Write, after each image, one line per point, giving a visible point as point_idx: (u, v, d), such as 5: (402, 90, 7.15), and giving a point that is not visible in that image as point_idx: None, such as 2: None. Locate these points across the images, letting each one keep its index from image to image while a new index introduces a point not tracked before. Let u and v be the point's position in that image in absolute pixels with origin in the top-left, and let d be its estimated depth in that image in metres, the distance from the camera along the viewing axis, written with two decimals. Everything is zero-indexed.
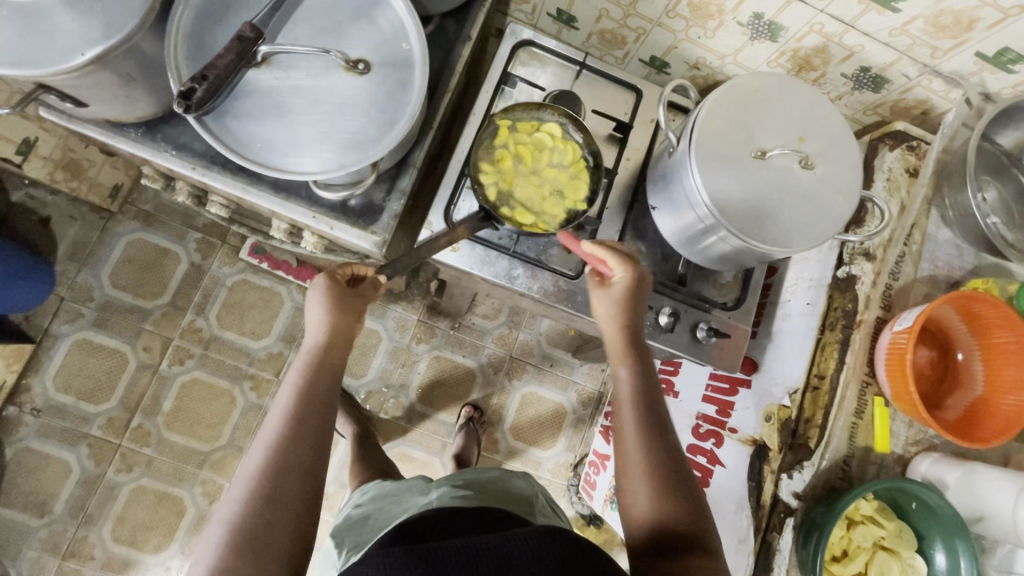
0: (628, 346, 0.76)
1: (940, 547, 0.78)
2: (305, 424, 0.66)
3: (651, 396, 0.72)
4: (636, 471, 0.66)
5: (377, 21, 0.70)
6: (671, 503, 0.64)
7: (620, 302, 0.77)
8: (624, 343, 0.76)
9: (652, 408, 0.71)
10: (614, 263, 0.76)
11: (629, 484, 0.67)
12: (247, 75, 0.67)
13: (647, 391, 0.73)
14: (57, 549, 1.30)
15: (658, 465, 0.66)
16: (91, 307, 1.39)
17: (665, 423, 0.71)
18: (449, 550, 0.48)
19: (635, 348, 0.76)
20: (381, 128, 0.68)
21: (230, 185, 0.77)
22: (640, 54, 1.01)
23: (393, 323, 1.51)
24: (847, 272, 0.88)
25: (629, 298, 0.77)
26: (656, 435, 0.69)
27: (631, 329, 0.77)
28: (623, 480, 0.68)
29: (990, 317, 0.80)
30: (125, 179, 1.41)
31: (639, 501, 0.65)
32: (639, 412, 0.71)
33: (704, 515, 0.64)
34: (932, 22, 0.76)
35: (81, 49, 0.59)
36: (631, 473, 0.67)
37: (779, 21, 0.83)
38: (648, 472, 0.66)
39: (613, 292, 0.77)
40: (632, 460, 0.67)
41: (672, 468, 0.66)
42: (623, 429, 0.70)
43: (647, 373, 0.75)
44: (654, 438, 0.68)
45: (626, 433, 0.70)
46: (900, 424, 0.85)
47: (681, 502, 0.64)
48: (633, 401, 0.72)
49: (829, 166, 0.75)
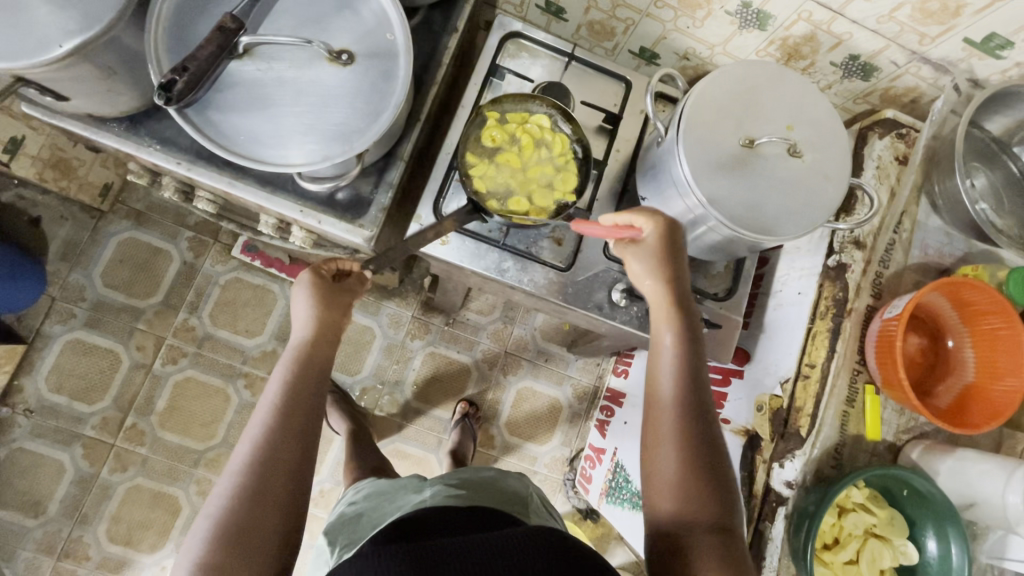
0: (676, 315, 0.75)
1: (931, 533, 0.78)
2: (294, 421, 0.65)
3: (696, 372, 0.71)
4: (667, 447, 0.66)
5: (360, 11, 0.70)
6: (702, 485, 0.64)
7: (659, 267, 0.76)
8: (671, 311, 0.75)
9: (695, 385, 0.70)
10: (644, 221, 0.76)
11: (657, 456, 0.67)
12: (230, 66, 0.66)
13: (689, 366, 0.72)
14: (52, 549, 1.30)
15: (693, 445, 0.66)
16: (83, 307, 1.38)
17: (704, 402, 0.70)
18: (437, 549, 0.48)
19: (684, 318, 0.75)
20: (366, 120, 0.68)
21: (215, 179, 0.76)
22: (630, 45, 1.01)
23: (387, 320, 1.51)
24: (837, 260, 0.88)
25: (668, 265, 0.76)
26: (695, 414, 0.68)
27: (677, 301, 0.75)
28: (652, 450, 0.68)
29: (980, 303, 0.80)
30: (115, 178, 1.41)
31: (665, 475, 0.65)
32: (679, 388, 0.70)
33: (731, 506, 0.64)
34: (920, 8, 0.75)
35: (59, 41, 0.58)
36: (662, 447, 0.67)
37: (767, 9, 0.83)
38: (683, 450, 0.66)
39: (648, 255, 0.76)
40: (667, 434, 0.67)
41: (706, 451, 0.66)
42: (659, 401, 0.70)
43: (692, 346, 0.74)
44: (692, 417, 0.68)
45: (664, 405, 0.69)
46: (891, 412, 0.85)
47: (711, 487, 0.64)
48: (675, 374, 0.71)
49: (817, 154, 0.74)
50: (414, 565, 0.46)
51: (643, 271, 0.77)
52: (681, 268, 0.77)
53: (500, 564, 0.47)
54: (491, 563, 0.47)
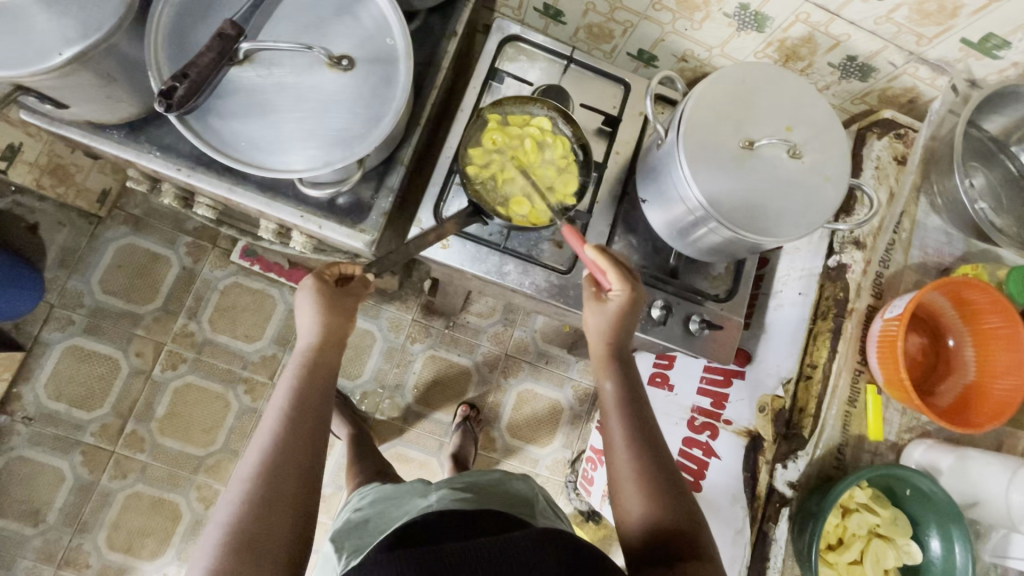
0: (613, 358, 0.76)
1: (935, 533, 0.78)
2: (301, 427, 0.66)
3: (638, 406, 0.73)
4: (628, 484, 0.67)
5: (360, 17, 0.70)
6: (663, 509, 0.64)
7: (613, 318, 0.75)
8: (608, 356, 0.76)
9: (641, 419, 0.72)
10: (614, 278, 0.73)
11: (621, 497, 0.67)
12: (230, 72, 0.66)
13: (633, 401, 0.73)
14: (52, 558, 1.29)
15: (649, 474, 0.67)
16: (81, 313, 1.38)
17: (652, 426, 0.72)
18: (447, 552, 0.48)
19: (619, 361, 0.76)
20: (366, 125, 0.68)
21: (216, 185, 0.76)
22: (628, 48, 1.01)
23: (387, 324, 1.51)
24: (837, 261, 0.88)
25: (621, 314, 0.74)
26: (646, 444, 0.69)
27: (616, 341, 0.76)
28: (615, 495, 0.68)
29: (980, 302, 0.80)
30: (113, 184, 1.41)
31: (632, 513, 0.66)
32: (628, 423, 0.71)
33: (696, 518, 0.65)
34: (917, 9, 0.76)
35: (58, 49, 0.58)
36: (623, 487, 0.67)
37: (765, 11, 0.83)
38: (639, 484, 0.66)
39: (603, 306, 0.75)
40: (623, 474, 0.68)
41: (662, 475, 0.67)
42: (612, 442, 0.71)
43: (632, 383, 0.75)
44: (645, 448, 0.69)
45: (616, 448, 0.70)
46: (893, 412, 0.85)
47: (673, 507, 0.65)
48: (621, 414, 0.72)
49: (817, 155, 0.75)
50: (424, 568, 0.46)
51: (594, 324, 0.77)
52: (635, 316, 0.76)
53: (514, 566, 0.47)
54: (505, 565, 0.47)
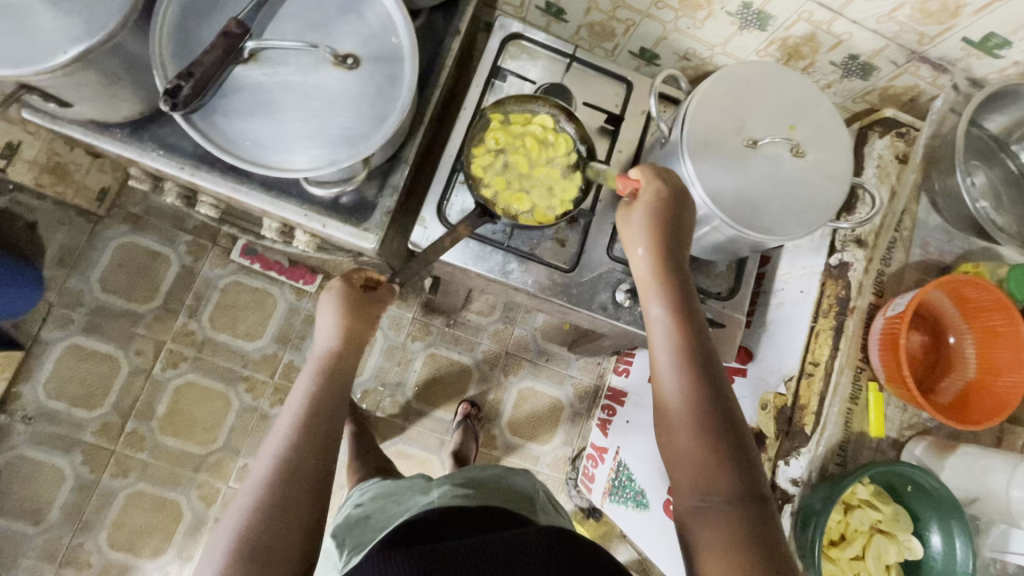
0: (663, 277, 0.70)
1: (935, 528, 0.79)
2: (314, 431, 0.66)
3: (693, 335, 0.67)
4: (675, 421, 0.63)
5: (365, 16, 0.70)
6: (710, 455, 0.61)
7: (654, 225, 0.71)
8: (659, 274, 0.71)
9: (694, 353, 0.66)
10: (639, 176, 0.73)
11: (667, 438, 0.64)
12: (235, 71, 0.66)
13: (686, 331, 0.67)
14: (53, 556, 1.29)
15: (699, 415, 0.63)
16: (81, 312, 1.37)
17: (705, 357, 0.66)
18: (449, 551, 0.48)
19: (671, 280, 0.70)
20: (371, 124, 0.68)
21: (220, 184, 0.76)
22: (630, 46, 1.01)
23: (388, 322, 1.51)
24: (839, 259, 0.89)
25: (658, 219, 0.71)
26: (698, 381, 0.65)
27: (668, 256, 0.71)
28: (661, 433, 0.65)
29: (981, 300, 0.81)
30: (112, 182, 1.40)
31: (678, 458, 0.62)
32: (678, 358, 0.66)
33: (750, 466, 0.61)
34: (919, 8, 0.76)
35: (63, 48, 0.58)
36: (670, 427, 0.64)
37: (768, 10, 0.83)
38: (686, 426, 0.62)
39: (642, 208, 0.72)
40: (670, 413, 0.64)
41: (713, 414, 0.63)
42: (659, 374, 0.67)
43: (686, 305, 0.69)
44: (694, 386, 0.64)
45: (664, 381, 0.66)
46: (894, 409, 0.86)
47: (723, 454, 0.61)
48: (670, 344, 0.67)
49: (820, 154, 0.75)
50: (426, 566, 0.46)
51: (639, 235, 0.72)
52: (683, 220, 0.72)
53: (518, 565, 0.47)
54: (509, 562, 0.47)
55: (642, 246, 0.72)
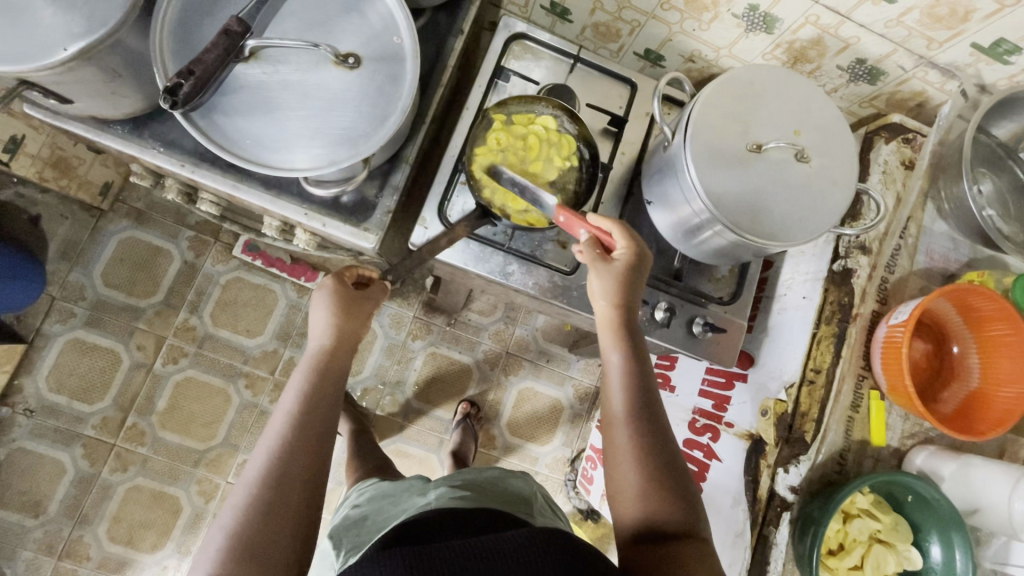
0: (622, 329, 0.75)
1: (936, 539, 0.78)
2: (309, 429, 0.66)
3: (643, 387, 0.72)
4: (626, 463, 0.67)
5: (367, 15, 0.69)
6: (657, 495, 0.64)
7: (614, 280, 0.74)
8: (619, 327, 0.75)
9: (645, 404, 0.71)
10: (618, 236, 0.74)
11: (617, 481, 0.67)
12: (235, 69, 0.66)
13: (639, 383, 0.72)
14: (52, 549, 1.30)
15: (645, 458, 0.67)
16: (83, 306, 1.37)
17: (654, 409, 0.71)
18: (443, 550, 0.48)
19: (630, 332, 0.75)
20: (372, 124, 0.68)
21: (220, 181, 0.76)
22: (635, 47, 1.00)
23: (389, 320, 1.50)
24: (843, 265, 0.88)
25: (626, 275, 0.74)
26: (649, 429, 0.69)
27: (627, 309, 0.75)
28: (612, 477, 0.68)
29: (986, 310, 0.80)
30: (115, 176, 1.40)
31: (628, 501, 0.65)
32: (630, 409, 0.70)
33: (694, 504, 0.64)
34: (928, 13, 0.75)
35: (64, 44, 0.58)
36: (618, 471, 0.67)
37: (775, 12, 0.82)
38: (636, 468, 0.66)
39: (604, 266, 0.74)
40: (621, 459, 0.68)
41: (661, 460, 0.67)
42: (614, 420, 0.71)
43: (640, 358, 0.74)
44: (646, 434, 0.68)
45: (616, 430, 0.70)
46: (895, 418, 0.85)
47: (670, 493, 0.64)
48: (625, 394, 0.71)
49: (824, 159, 0.74)
50: (419, 566, 0.46)
51: (600, 289, 0.75)
52: (641, 279, 0.76)
53: (509, 566, 0.46)
54: (502, 561, 0.47)
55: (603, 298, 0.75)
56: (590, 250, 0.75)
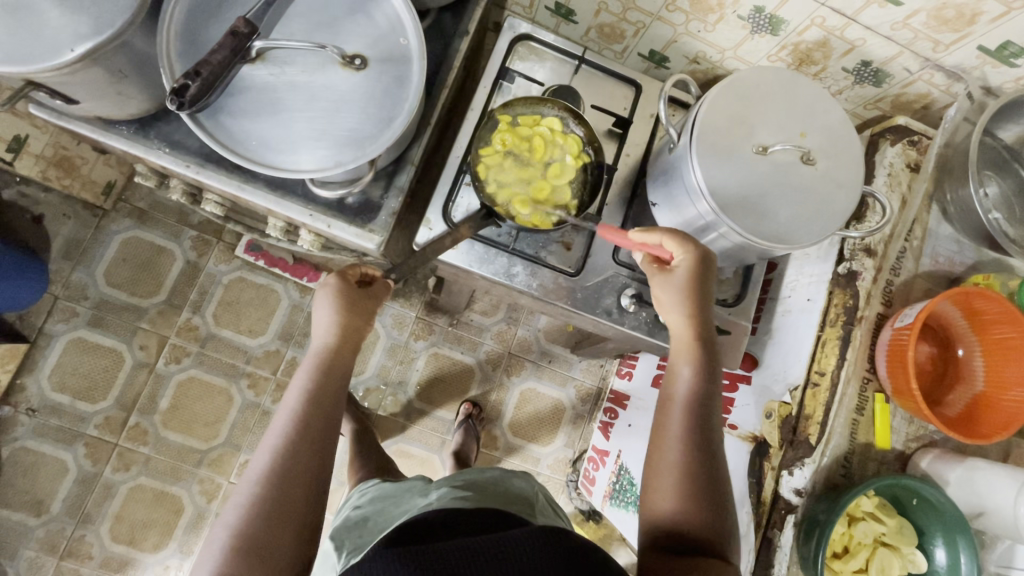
0: (697, 344, 0.75)
1: (940, 542, 0.78)
2: (311, 429, 0.66)
3: (706, 402, 0.72)
4: (670, 471, 0.68)
5: (374, 16, 0.69)
6: (693, 504, 0.65)
7: (689, 293, 0.74)
8: (693, 342, 0.75)
9: (702, 418, 0.71)
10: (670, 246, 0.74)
11: (656, 480, 0.68)
12: (242, 70, 0.66)
13: (702, 400, 0.72)
14: (55, 548, 1.30)
15: (695, 472, 0.67)
16: (85, 305, 1.37)
17: (712, 429, 0.71)
18: (446, 549, 0.47)
19: (702, 348, 0.75)
20: (378, 125, 0.67)
21: (225, 182, 0.76)
22: (639, 48, 1.00)
23: (391, 320, 1.50)
24: (847, 268, 0.88)
25: (699, 292, 0.74)
26: (700, 442, 0.69)
27: (701, 327, 0.75)
28: (652, 474, 0.69)
29: (991, 313, 0.80)
30: (118, 176, 1.40)
31: (662, 500, 0.67)
32: (688, 418, 0.71)
33: (725, 525, 0.65)
34: (935, 15, 0.75)
35: (70, 45, 0.58)
36: (662, 472, 0.68)
37: (781, 14, 0.82)
38: (679, 475, 0.67)
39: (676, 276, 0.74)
40: (667, 462, 0.68)
41: (705, 475, 0.67)
42: (668, 427, 0.71)
43: (709, 377, 0.74)
44: (696, 446, 0.69)
45: (668, 433, 0.71)
46: (900, 421, 0.85)
47: (709, 512, 0.65)
48: (687, 407, 0.72)
49: (831, 162, 0.74)
50: (419, 565, 0.46)
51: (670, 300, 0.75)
52: (709, 297, 0.75)
53: (510, 566, 0.46)
54: (502, 560, 0.47)
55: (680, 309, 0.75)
56: (649, 266, 0.78)
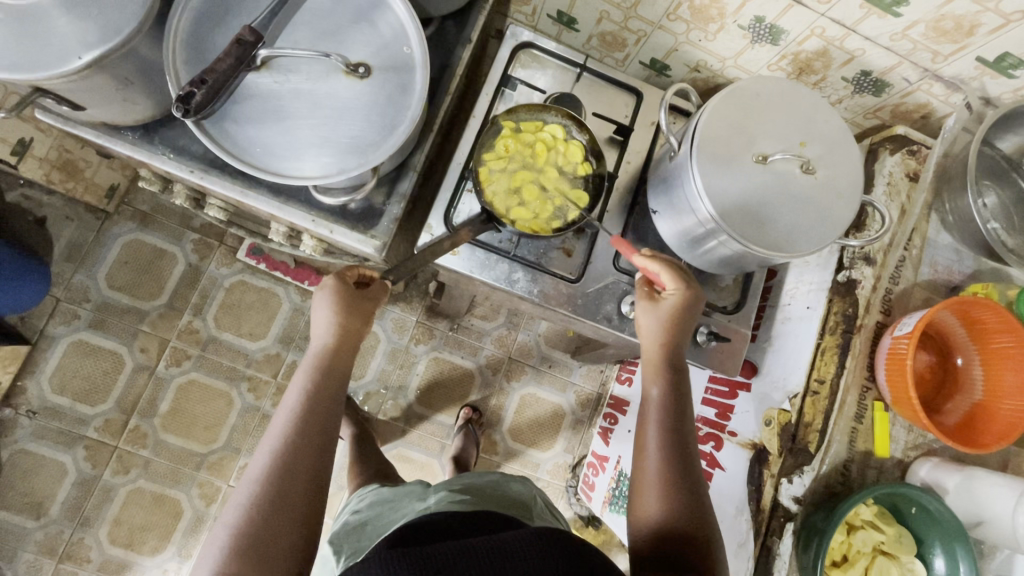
0: (668, 364, 0.76)
1: (940, 551, 0.79)
2: (311, 429, 0.66)
3: (679, 418, 0.73)
4: (648, 489, 0.68)
5: (377, 25, 0.70)
6: (674, 520, 0.66)
7: (668, 318, 0.76)
8: (664, 363, 0.77)
9: (678, 437, 0.72)
10: (668, 276, 0.75)
11: (638, 497, 0.69)
12: (247, 78, 0.67)
13: (675, 415, 0.73)
14: (53, 551, 1.30)
15: (672, 486, 0.68)
16: (87, 308, 1.38)
17: (687, 442, 0.72)
18: (446, 548, 0.48)
19: (673, 367, 0.76)
20: (381, 133, 0.68)
21: (229, 188, 0.76)
22: (641, 57, 1.01)
23: (392, 325, 1.51)
24: (847, 276, 0.88)
25: (675, 318, 0.76)
26: (676, 456, 0.70)
27: (673, 350, 0.77)
28: (634, 493, 0.70)
29: (990, 322, 0.80)
30: (121, 179, 1.40)
31: (644, 520, 0.67)
32: (662, 434, 0.72)
33: (711, 541, 0.65)
34: (933, 26, 0.75)
35: (78, 53, 0.58)
36: (643, 489, 0.69)
37: (781, 24, 0.83)
38: (658, 489, 0.68)
39: (661, 306, 0.77)
40: (646, 480, 0.69)
41: (685, 488, 0.68)
42: (643, 446, 0.72)
43: (681, 396, 0.75)
44: (672, 460, 0.70)
45: (646, 452, 0.72)
46: (900, 429, 0.85)
47: (690, 525, 0.65)
48: (659, 424, 0.73)
49: (829, 170, 0.74)
50: (422, 566, 0.46)
51: (650, 322, 0.78)
52: (691, 323, 0.77)
53: (509, 566, 0.46)
54: (501, 562, 0.47)
55: (655, 333, 0.77)
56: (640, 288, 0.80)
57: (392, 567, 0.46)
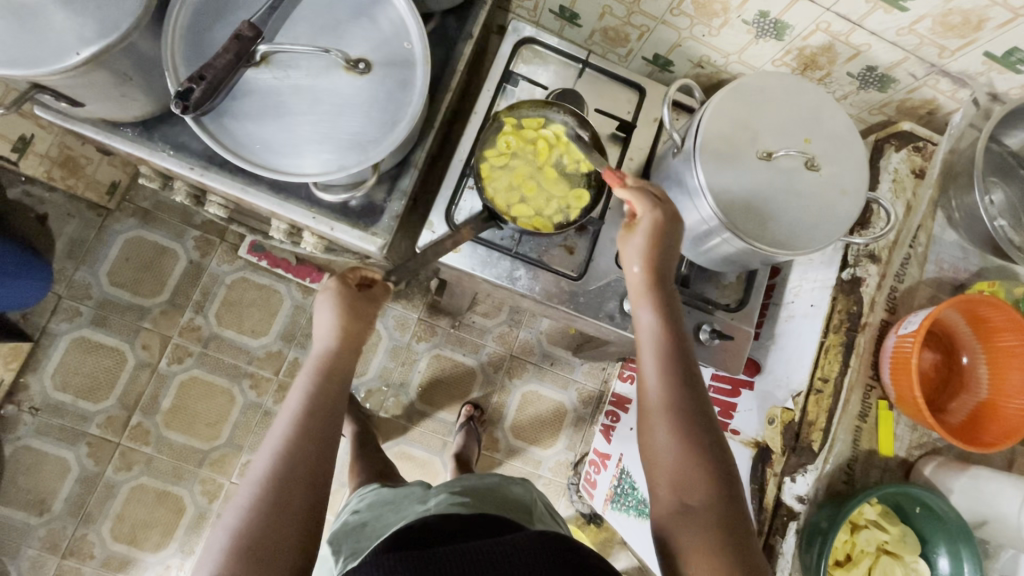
0: (655, 294, 0.73)
1: (943, 551, 0.78)
2: (312, 431, 0.66)
3: (691, 390, 0.68)
4: (660, 441, 0.66)
5: (378, 20, 0.69)
6: (691, 468, 0.64)
7: (651, 249, 0.73)
8: (652, 294, 0.74)
9: (679, 374, 0.69)
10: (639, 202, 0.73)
11: (651, 449, 0.67)
12: (246, 74, 0.66)
13: (672, 352, 0.71)
14: (56, 547, 1.30)
15: (682, 431, 0.65)
16: (89, 305, 1.38)
17: (688, 377, 0.70)
18: (443, 551, 0.48)
19: (661, 295, 0.73)
20: (382, 129, 0.67)
21: (229, 185, 0.76)
22: (644, 52, 1.00)
23: (393, 322, 1.50)
24: (851, 274, 0.87)
25: (656, 242, 0.73)
26: (682, 397, 0.68)
27: (660, 278, 0.74)
28: (645, 445, 0.68)
29: (996, 321, 0.79)
30: (122, 176, 1.40)
31: (661, 472, 0.65)
32: (665, 376, 0.69)
33: (730, 478, 0.64)
34: (940, 21, 0.74)
35: (76, 48, 0.58)
36: (654, 441, 0.66)
37: (786, 19, 0.82)
38: (678, 470, 0.64)
39: (639, 234, 0.73)
40: (656, 431, 0.67)
41: (696, 430, 0.66)
42: (647, 394, 0.69)
43: (673, 324, 0.73)
44: (680, 404, 0.67)
45: (650, 400, 0.68)
46: (904, 428, 0.85)
47: (707, 469, 0.64)
48: (660, 366, 0.70)
49: (834, 167, 0.74)
50: (420, 568, 0.46)
51: (633, 256, 0.74)
52: (674, 239, 0.74)
53: (509, 569, 0.46)
54: (501, 565, 0.46)
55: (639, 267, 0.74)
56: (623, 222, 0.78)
57: (391, 569, 0.46)
